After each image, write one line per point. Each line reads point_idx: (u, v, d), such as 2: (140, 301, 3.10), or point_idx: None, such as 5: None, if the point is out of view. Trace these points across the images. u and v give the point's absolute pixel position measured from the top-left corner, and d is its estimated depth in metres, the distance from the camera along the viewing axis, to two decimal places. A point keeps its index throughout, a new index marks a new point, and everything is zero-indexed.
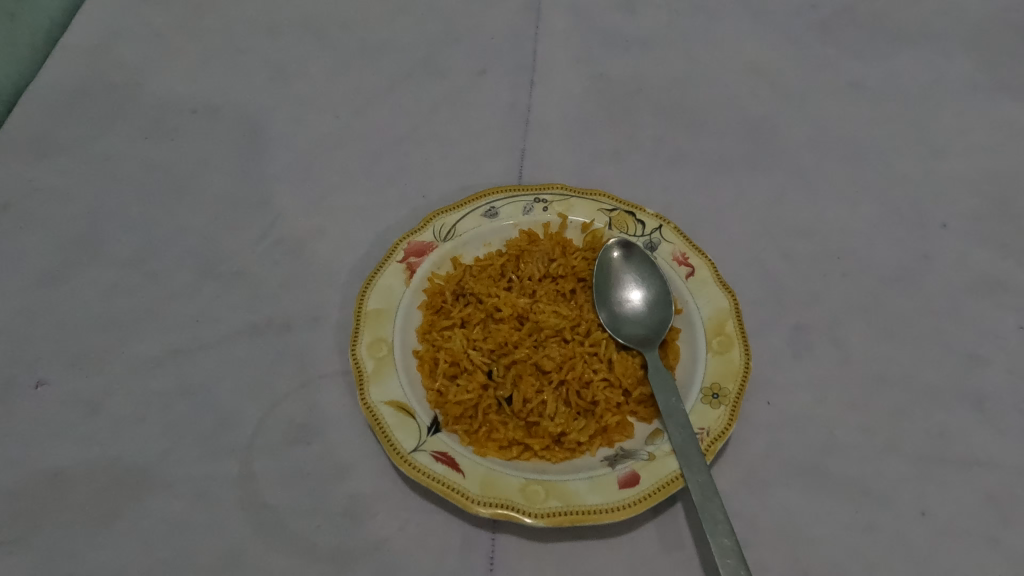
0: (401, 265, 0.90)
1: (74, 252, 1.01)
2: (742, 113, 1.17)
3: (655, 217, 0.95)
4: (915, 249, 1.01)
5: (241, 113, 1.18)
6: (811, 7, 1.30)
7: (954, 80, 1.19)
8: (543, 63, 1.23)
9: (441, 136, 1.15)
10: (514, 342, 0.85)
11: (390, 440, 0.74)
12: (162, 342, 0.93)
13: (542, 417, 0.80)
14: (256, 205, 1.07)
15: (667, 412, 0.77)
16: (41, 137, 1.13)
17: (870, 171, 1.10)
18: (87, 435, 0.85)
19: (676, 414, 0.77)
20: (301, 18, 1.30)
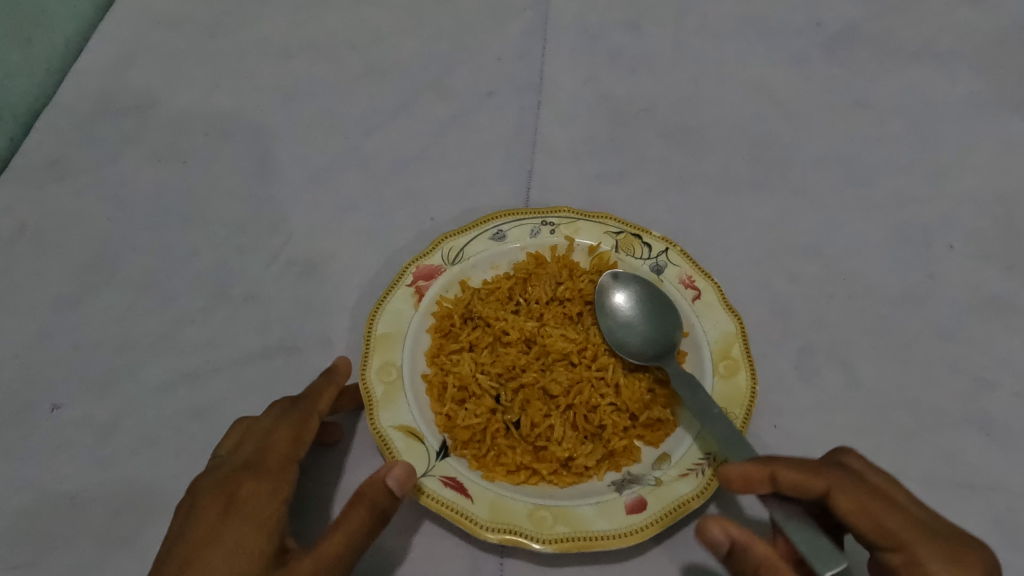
0: (410, 288, 0.90)
1: (88, 275, 1.03)
2: (748, 133, 1.18)
3: (662, 240, 0.95)
4: (921, 271, 1.01)
5: (252, 135, 1.19)
6: (817, 26, 1.31)
7: (959, 98, 1.20)
8: (551, 84, 1.24)
9: (449, 157, 1.16)
10: (522, 366, 0.86)
11: (399, 465, 0.75)
12: (174, 365, 0.95)
13: (549, 442, 0.81)
14: (267, 227, 1.08)
15: (700, 409, 0.77)
16: (56, 161, 1.15)
17: (876, 192, 1.10)
18: (101, 458, 0.86)
19: (708, 408, 0.77)
20: (311, 39, 1.32)
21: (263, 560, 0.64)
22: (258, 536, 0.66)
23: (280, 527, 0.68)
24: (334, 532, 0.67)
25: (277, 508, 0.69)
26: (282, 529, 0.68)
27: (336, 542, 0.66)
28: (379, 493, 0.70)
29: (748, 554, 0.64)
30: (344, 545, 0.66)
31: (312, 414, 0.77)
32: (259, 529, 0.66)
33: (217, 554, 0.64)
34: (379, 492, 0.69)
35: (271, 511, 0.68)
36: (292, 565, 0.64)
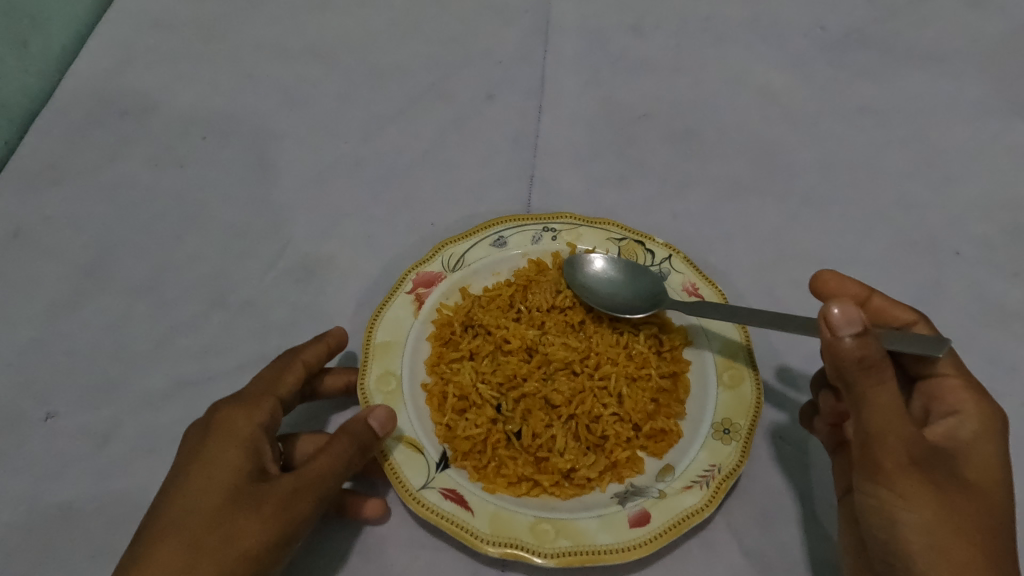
0: (410, 295, 0.89)
1: (83, 280, 1.02)
2: (752, 137, 1.17)
3: (665, 246, 0.94)
4: (928, 278, 1.00)
5: (250, 139, 1.18)
6: (821, 29, 1.30)
7: (966, 102, 1.19)
8: (553, 87, 1.23)
9: (450, 161, 1.15)
10: (523, 375, 0.85)
11: (398, 477, 0.74)
12: (171, 373, 0.94)
13: (551, 453, 0.80)
14: (265, 232, 1.07)
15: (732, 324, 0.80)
16: (51, 165, 1.14)
17: (882, 197, 1.09)
18: (96, 468, 0.86)
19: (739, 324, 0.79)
20: (310, 41, 1.31)
21: (244, 476, 0.68)
22: (238, 456, 0.69)
23: (260, 450, 0.71)
24: (317, 458, 0.70)
25: (257, 432, 0.72)
26: (263, 453, 0.71)
27: (317, 465, 0.69)
28: (359, 424, 0.73)
29: (870, 341, 0.59)
30: (321, 467, 0.69)
31: (295, 361, 0.81)
32: (238, 449, 0.70)
33: (200, 470, 0.68)
34: (359, 424, 0.73)
35: (252, 435, 0.72)
36: (270, 482, 0.67)
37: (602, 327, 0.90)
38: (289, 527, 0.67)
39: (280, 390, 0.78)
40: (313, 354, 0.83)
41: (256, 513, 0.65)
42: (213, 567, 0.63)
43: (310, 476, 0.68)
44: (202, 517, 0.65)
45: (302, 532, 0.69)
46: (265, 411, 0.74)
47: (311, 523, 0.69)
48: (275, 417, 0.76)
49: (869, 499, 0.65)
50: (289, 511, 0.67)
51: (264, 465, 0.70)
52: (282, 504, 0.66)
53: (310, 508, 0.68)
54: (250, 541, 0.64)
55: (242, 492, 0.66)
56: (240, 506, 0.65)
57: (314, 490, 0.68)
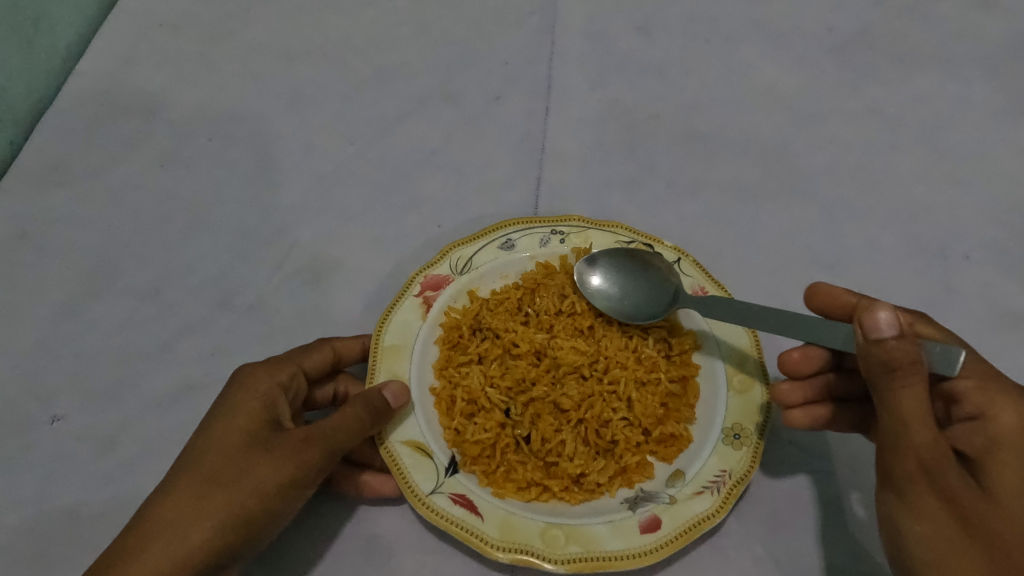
0: (417, 299, 0.88)
1: (89, 282, 1.02)
2: (760, 139, 1.17)
3: (674, 250, 0.93)
4: (937, 282, 1.00)
5: (256, 140, 1.18)
6: (829, 30, 1.29)
7: (975, 104, 1.18)
8: (559, 89, 1.23)
9: (457, 163, 1.15)
10: (532, 379, 0.84)
11: (408, 482, 0.74)
12: (178, 376, 0.94)
13: (560, 457, 0.80)
14: (271, 233, 1.07)
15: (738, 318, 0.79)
16: (57, 167, 1.14)
17: (891, 200, 1.09)
18: (103, 472, 0.86)
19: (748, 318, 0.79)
20: (315, 42, 1.30)
21: (259, 427, 0.74)
22: (256, 409, 0.75)
23: (277, 407, 0.77)
24: (329, 418, 0.74)
25: (275, 391, 0.77)
26: (280, 410, 0.77)
27: (327, 424, 0.74)
28: (373, 392, 0.76)
29: (910, 347, 0.62)
30: (330, 426, 0.74)
31: (326, 343, 0.85)
32: (257, 403, 0.76)
33: (222, 417, 0.75)
34: (373, 393, 0.76)
35: (270, 394, 0.77)
36: (284, 434, 0.73)
37: (612, 329, 0.89)
38: (294, 475, 0.72)
39: (305, 363, 0.83)
40: (346, 342, 0.87)
41: (265, 458, 0.71)
42: (223, 503, 0.69)
43: (318, 432, 0.73)
44: (218, 457, 0.72)
45: (310, 482, 0.74)
46: (287, 375, 0.80)
47: (318, 475, 0.74)
48: (296, 382, 0.81)
49: (887, 508, 0.69)
50: (296, 460, 0.72)
51: (279, 419, 0.76)
52: (289, 453, 0.72)
53: (316, 460, 0.73)
54: (257, 483, 0.70)
55: (259, 440, 0.73)
56: (252, 451, 0.72)
57: (320, 445, 0.73)
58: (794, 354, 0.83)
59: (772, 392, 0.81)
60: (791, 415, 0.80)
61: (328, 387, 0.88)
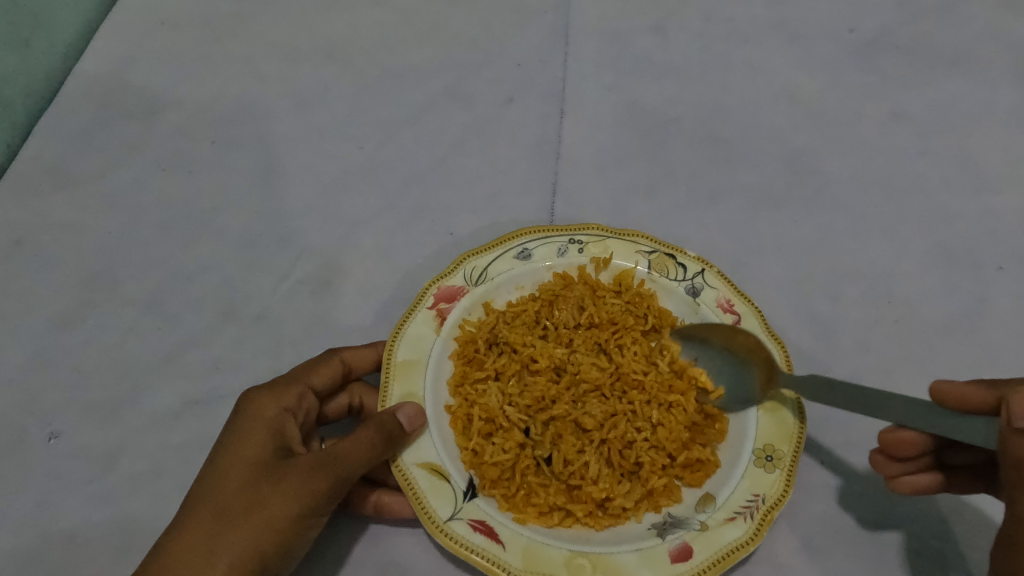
0: (431, 311, 0.84)
1: (88, 292, 0.98)
2: (782, 144, 1.13)
3: (697, 260, 0.89)
4: (970, 294, 0.96)
5: (261, 144, 1.14)
6: (850, 31, 1.26)
7: (1003, 108, 1.15)
8: (575, 91, 1.19)
9: (470, 168, 1.11)
10: (552, 398, 0.80)
11: (425, 508, 0.70)
12: (180, 391, 0.90)
13: (583, 480, 0.76)
14: (277, 241, 1.03)
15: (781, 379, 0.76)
16: (55, 171, 1.10)
17: (919, 207, 1.05)
18: (102, 492, 0.82)
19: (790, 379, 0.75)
20: (321, 42, 1.26)
21: (269, 455, 0.71)
22: (264, 435, 0.72)
23: (286, 431, 0.73)
24: (344, 442, 0.71)
25: (282, 415, 0.74)
26: (289, 434, 0.73)
27: (340, 448, 0.70)
28: (388, 414, 0.72)
29: None
30: (344, 450, 0.70)
31: (335, 355, 0.81)
32: (265, 428, 0.72)
33: (229, 446, 0.71)
34: (388, 416, 0.72)
35: (278, 417, 0.74)
36: (296, 460, 0.70)
37: (634, 345, 0.84)
38: (308, 504, 0.69)
39: (314, 380, 0.79)
40: (355, 352, 0.83)
41: (277, 489, 0.68)
42: (236, 538, 0.66)
43: (331, 457, 0.70)
44: (228, 489, 0.68)
45: (325, 508, 0.71)
46: (294, 396, 0.76)
47: (334, 500, 0.71)
48: (304, 403, 0.77)
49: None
50: (309, 487, 0.69)
51: (289, 444, 0.72)
52: (302, 481, 0.68)
53: (330, 487, 0.69)
54: (271, 516, 0.67)
55: (270, 468, 0.69)
56: (263, 482, 0.68)
57: (334, 472, 0.69)
58: (885, 437, 0.71)
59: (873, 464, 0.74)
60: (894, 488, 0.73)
61: (340, 400, 0.84)
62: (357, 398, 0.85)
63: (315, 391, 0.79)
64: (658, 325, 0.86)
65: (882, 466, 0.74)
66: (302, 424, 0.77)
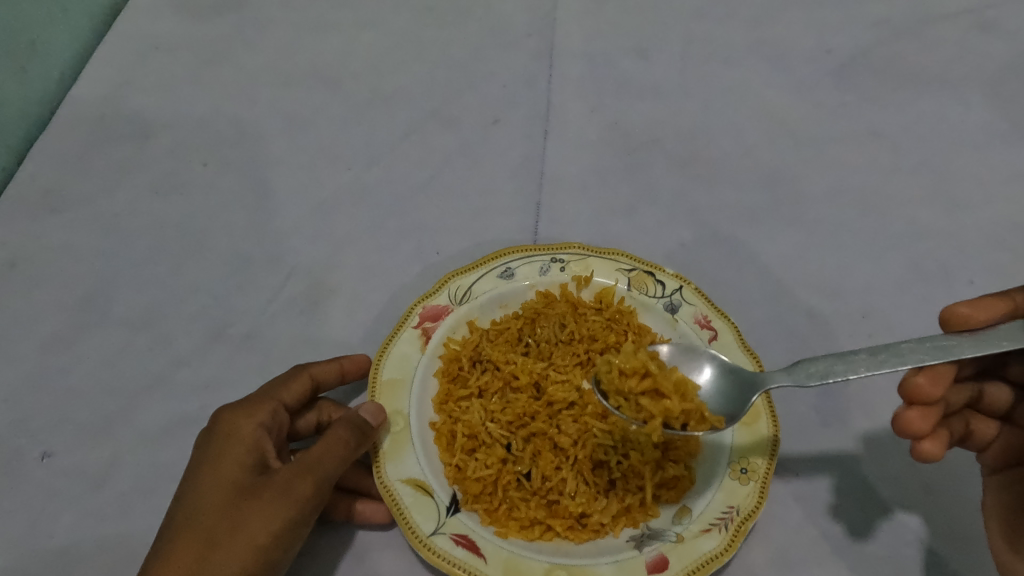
0: (416, 330, 0.86)
1: (82, 312, 1.00)
2: (760, 163, 1.16)
3: (675, 277, 0.92)
4: (943, 309, 0.99)
5: (253, 166, 1.17)
6: (827, 52, 1.29)
7: (974, 126, 1.18)
8: (558, 112, 1.22)
9: (456, 188, 1.14)
10: (532, 413, 0.83)
11: (409, 523, 0.72)
12: (171, 409, 0.92)
13: (561, 495, 0.78)
14: (267, 261, 1.05)
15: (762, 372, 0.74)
16: (50, 194, 1.13)
17: (893, 223, 1.08)
18: (93, 510, 0.83)
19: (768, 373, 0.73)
20: (312, 66, 1.29)
21: (248, 472, 0.71)
22: (242, 454, 0.72)
23: (262, 448, 0.74)
24: (317, 453, 0.72)
25: (258, 432, 0.74)
26: (266, 449, 0.74)
27: (315, 458, 0.72)
28: (353, 413, 0.76)
29: None
30: (318, 456, 0.72)
31: (302, 371, 0.83)
32: (242, 447, 0.73)
33: (208, 468, 0.72)
34: (353, 415, 0.76)
35: (253, 435, 0.74)
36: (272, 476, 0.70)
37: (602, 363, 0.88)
38: (291, 516, 0.69)
39: (284, 396, 0.80)
40: (322, 367, 0.84)
41: (258, 504, 0.69)
42: (224, 561, 0.67)
43: (306, 464, 0.71)
44: (211, 512, 0.69)
45: (308, 520, 0.72)
46: (267, 413, 0.77)
47: (315, 511, 0.72)
48: (278, 418, 0.78)
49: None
50: (290, 498, 0.69)
51: (266, 460, 0.73)
52: (282, 493, 0.69)
53: (311, 495, 0.71)
54: (255, 531, 0.68)
55: (248, 487, 0.70)
56: (244, 500, 0.69)
57: (313, 481, 0.71)
58: (909, 381, 0.67)
59: (898, 423, 0.68)
60: (920, 448, 0.69)
61: (309, 418, 0.85)
62: (326, 415, 0.86)
63: (286, 407, 0.80)
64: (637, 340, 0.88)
65: (913, 424, 0.67)
66: (277, 441, 0.77)
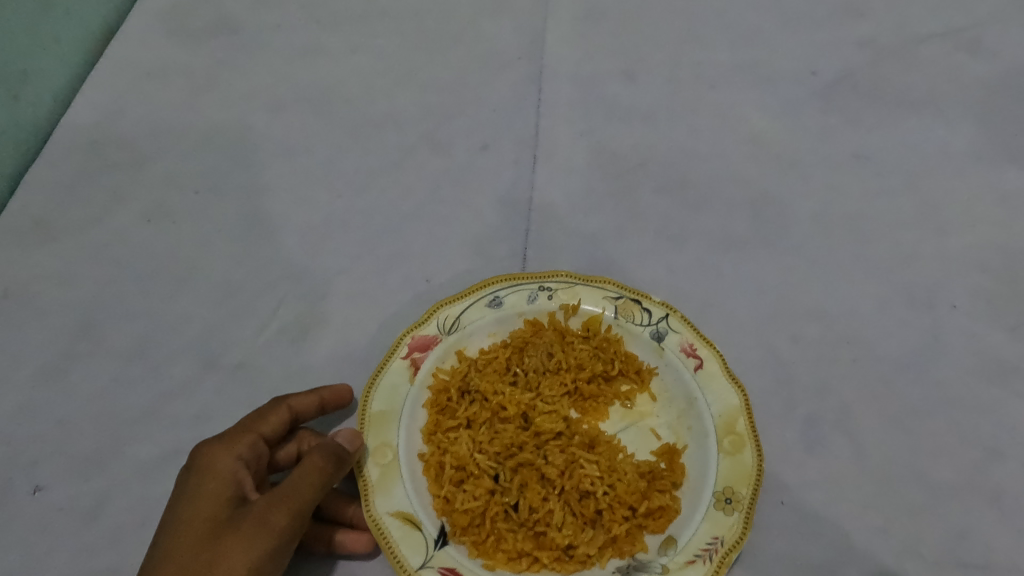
0: (405, 361, 0.87)
1: (74, 343, 1.01)
2: (747, 186, 1.17)
3: (662, 305, 0.92)
4: (926, 333, 1.00)
5: (244, 193, 1.18)
6: (813, 74, 1.31)
7: (958, 148, 1.20)
8: (547, 137, 1.23)
9: (446, 215, 1.15)
10: (520, 444, 0.84)
11: (397, 557, 0.74)
12: (163, 441, 0.92)
13: (548, 526, 0.79)
14: (259, 290, 1.06)
15: None
16: (42, 223, 1.13)
17: (878, 247, 1.10)
18: (85, 545, 0.84)
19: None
20: (303, 92, 1.30)
21: (225, 506, 0.71)
22: (219, 488, 0.73)
23: (241, 481, 0.74)
24: (293, 484, 0.72)
25: (236, 465, 0.74)
26: (244, 482, 0.74)
27: (293, 488, 0.72)
28: (329, 440, 0.77)
29: None
30: (294, 485, 0.72)
31: (282, 402, 0.82)
32: (220, 480, 0.73)
33: (186, 503, 0.72)
34: (330, 443, 0.77)
35: (232, 469, 0.74)
36: (250, 508, 0.70)
37: (588, 392, 0.89)
38: (267, 547, 0.69)
39: (263, 428, 0.80)
40: (301, 398, 0.84)
41: (234, 537, 0.68)
42: None
43: (283, 495, 0.71)
44: (190, 548, 0.69)
45: (285, 551, 0.71)
46: (246, 445, 0.77)
47: (293, 541, 0.72)
48: (257, 450, 0.78)
49: None
50: (267, 530, 0.69)
51: (244, 493, 0.73)
52: (259, 525, 0.69)
53: (287, 525, 0.70)
54: (230, 565, 0.67)
55: (227, 521, 0.70)
56: (221, 534, 0.69)
57: (290, 511, 0.71)
58: None
59: None
60: None
61: (288, 448, 0.84)
62: (306, 444, 0.85)
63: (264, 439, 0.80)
64: (624, 369, 0.90)
65: None
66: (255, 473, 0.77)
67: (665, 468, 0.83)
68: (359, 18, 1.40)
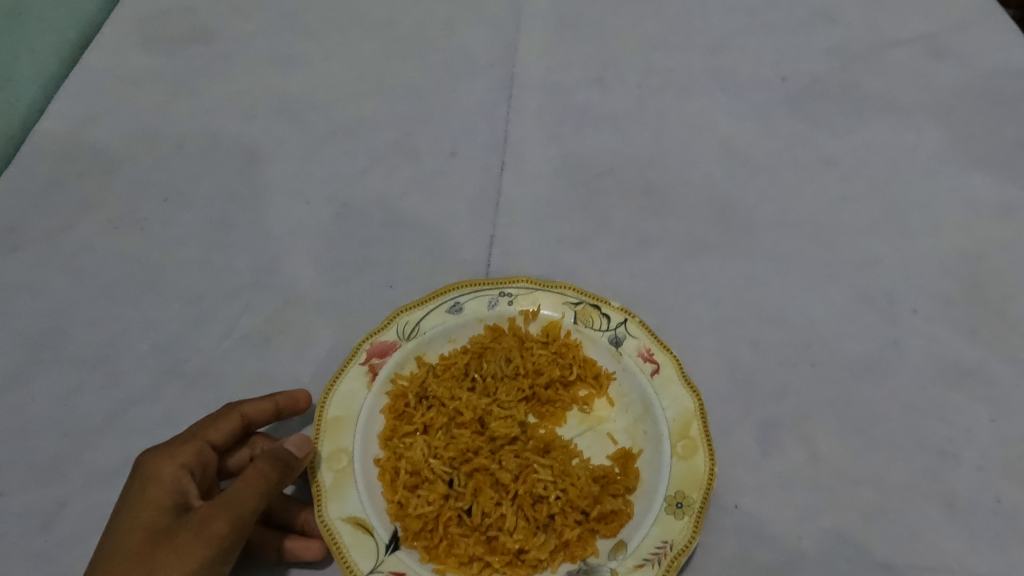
0: (363, 366, 0.88)
1: (38, 351, 1.02)
2: (714, 191, 1.18)
3: (621, 310, 0.93)
4: (886, 337, 1.01)
5: (213, 200, 1.18)
6: (782, 80, 1.32)
7: (923, 153, 1.21)
8: (516, 143, 1.24)
9: (413, 221, 1.15)
10: (475, 449, 0.84)
11: (347, 561, 0.73)
12: (122, 447, 0.93)
13: (500, 531, 0.80)
14: (223, 297, 1.07)
15: None
16: (10, 231, 1.14)
17: (841, 251, 1.10)
18: (41, 551, 0.84)
19: None
20: (275, 99, 1.31)
21: (165, 515, 0.72)
22: (161, 497, 0.73)
23: (184, 488, 0.74)
24: (235, 492, 0.72)
25: (180, 472, 0.75)
26: (187, 489, 0.75)
27: (234, 496, 0.72)
28: (277, 446, 0.77)
29: None
30: (236, 493, 0.72)
31: (232, 409, 0.83)
32: (163, 489, 0.74)
33: (129, 511, 0.73)
34: (275, 447, 0.76)
35: (175, 476, 0.75)
36: (190, 517, 0.71)
37: (544, 398, 0.90)
38: (206, 557, 0.69)
39: (211, 435, 0.81)
40: (254, 405, 0.84)
41: (172, 547, 0.69)
42: None
43: (224, 503, 0.71)
44: (128, 557, 0.69)
45: (226, 559, 0.71)
46: (191, 452, 0.78)
47: (234, 549, 0.72)
48: (204, 457, 0.79)
49: None
50: (205, 538, 0.69)
51: (187, 501, 0.74)
52: (197, 533, 0.69)
53: (227, 533, 0.70)
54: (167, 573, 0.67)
55: (166, 530, 0.70)
56: (160, 543, 0.69)
57: (229, 518, 0.71)
58: None
59: None
60: None
61: (241, 453, 0.86)
62: (258, 449, 0.86)
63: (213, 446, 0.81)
64: (582, 374, 0.90)
65: None
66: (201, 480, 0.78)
67: (619, 472, 0.84)
68: (335, 27, 1.41)
